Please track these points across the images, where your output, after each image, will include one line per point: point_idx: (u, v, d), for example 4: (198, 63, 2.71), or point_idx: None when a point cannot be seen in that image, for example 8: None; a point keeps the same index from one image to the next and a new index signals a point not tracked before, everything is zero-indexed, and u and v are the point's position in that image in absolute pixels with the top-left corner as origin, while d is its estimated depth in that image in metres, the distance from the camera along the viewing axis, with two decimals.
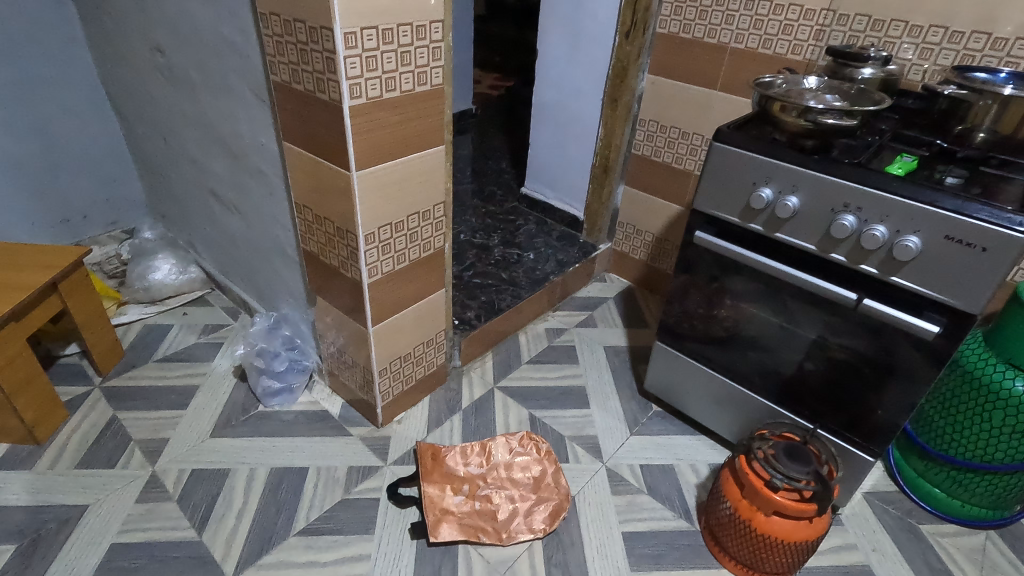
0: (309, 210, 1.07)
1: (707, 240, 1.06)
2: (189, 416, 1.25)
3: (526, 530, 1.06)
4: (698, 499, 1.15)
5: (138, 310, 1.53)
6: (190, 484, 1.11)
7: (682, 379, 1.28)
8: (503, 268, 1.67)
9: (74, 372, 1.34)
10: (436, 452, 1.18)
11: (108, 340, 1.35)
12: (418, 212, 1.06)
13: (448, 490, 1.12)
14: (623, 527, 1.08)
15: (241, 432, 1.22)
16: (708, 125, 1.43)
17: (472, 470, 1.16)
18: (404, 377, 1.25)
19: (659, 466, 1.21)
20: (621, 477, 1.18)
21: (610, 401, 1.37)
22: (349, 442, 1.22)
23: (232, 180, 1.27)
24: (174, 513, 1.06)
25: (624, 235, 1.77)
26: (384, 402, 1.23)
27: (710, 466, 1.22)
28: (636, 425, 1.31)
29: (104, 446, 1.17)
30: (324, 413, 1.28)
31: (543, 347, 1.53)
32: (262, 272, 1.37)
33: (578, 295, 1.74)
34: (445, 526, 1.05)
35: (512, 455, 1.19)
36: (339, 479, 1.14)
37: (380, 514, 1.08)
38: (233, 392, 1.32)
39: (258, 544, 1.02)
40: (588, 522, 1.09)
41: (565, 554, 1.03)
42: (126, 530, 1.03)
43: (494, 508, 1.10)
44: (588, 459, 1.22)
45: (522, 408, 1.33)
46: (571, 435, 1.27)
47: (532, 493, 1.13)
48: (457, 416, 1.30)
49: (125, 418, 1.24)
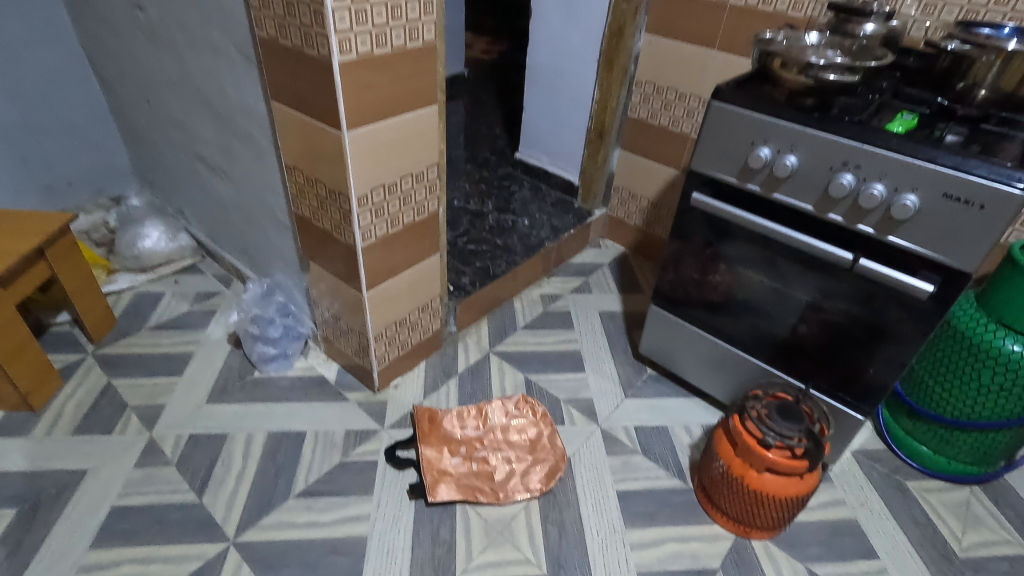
0: (299, 172, 1.04)
1: (703, 202, 1.05)
2: (184, 383, 1.25)
3: (522, 490, 1.07)
4: (691, 458, 1.17)
5: (128, 278, 1.51)
6: (189, 449, 1.11)
7: (676, 343, 1.29)
8: (498, 234, 1.66)
9: (66, 340, 1.33)
10: (433, 416, 1.19)
11: (99, 310, 1.33)
12: (411, 174, 1.04)
13: (445, 452, 1.13)
14: (617, 487, 1.10)
15: (237, 398, 1.22)
16: (706, 86, 1.41)
17: (468, 433, 1.17)
18: (400, 342, 1.25)
19: (653, 427, 1.23)
20: (616, 439, 1.20)
21: (605, 365, 1.38)
22: (347, 406, 1.22)
23: (220, 143, 1.24)
24: (173, 477, 1.06)
25: (620, 200, 1.75)
26: (381, 367, 1.23)
27: (703, 426, 1.24)
28: (631, 388, 1.32)
29: (100, 413, 1.17)
30: (320, 378, 1.29)
31: (538, 312, 1.53)
32: (254, 239, 1.36)
33: (573, 261, 1.74)
34: (443, 487, 1.06)
35: (508, 418, 1.21)
36: (336, 443, 1.14)
37: (378, 476, 1.09)
38: (228, 358, 1.31)
39: (258, 507, 1.03)
40: (584, 483, 1.11)
41: (561, 513, 1.05)
42: (125, 494, 1.03)
43: (491, 469, 1.11)
44: (583, 421, 1.23)
45: (518, 372, 1.34)
46: (566, 398, 1.28)
47: (528, 454, 1.14)
48: (453, 381, 1.30)
49: (121, 386, 1.24)
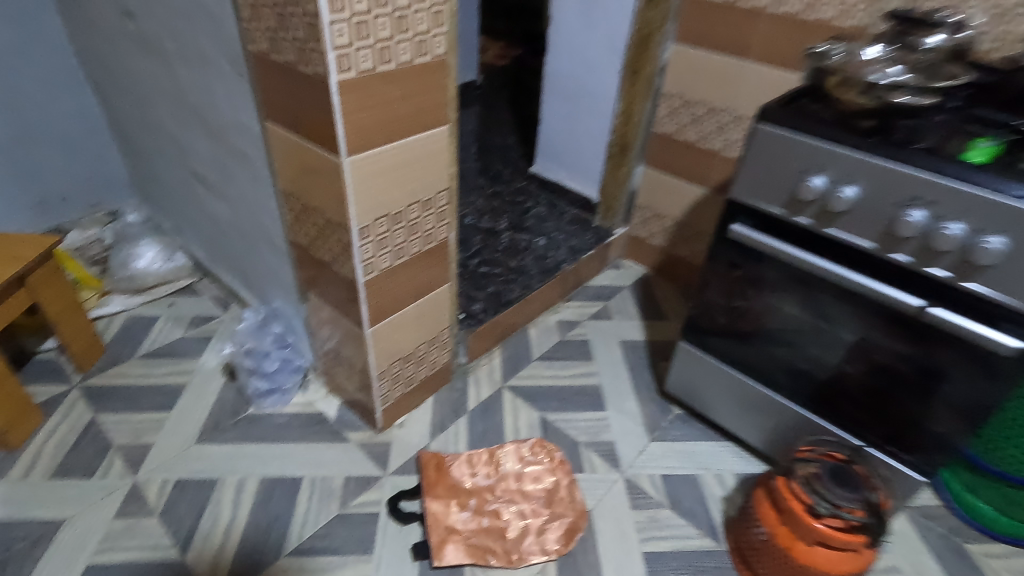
0: (296, 198, 0.95)
1: (744, 235, 0.93)
2: (174, 420, 1.16)
3: (537, 551, 0.97)
4: (725, 514, 1.06)
5: (121, 300, 1.43)
6: (175, 496, 1.02)
7: (706, 383, 1.17)
8: (511, 254, 1.56)
9: (51, 370, 1.25)
10: (439, 463, 1.09)
11: (85, 338, 1.25)
12: (418, 201, 0.95)
13: (453, 505, 1.02)
14: (643, 548, 1.00)
15: (230, 437, 1.13)
16: (740, 100, 1.30)
17: (479, 482, 1.07)
18: (405, 378, 1.15)
19: (681, 476, 1.12)
20: (640, 490, 1.09)
21: (627, 403, 1.27)
22: (347, 448, 1.13)
23: (214, 161, 1.16)
24: (156, 530, 0.97)
25: (642, 219, 1.64)
26: (384, 406, 1.14)
27: (736, 476, 1.13)
28: (656, 430, 1.21)
29: (83, 453, 1.09)
30: (319, 416, 1.19)
31: (555, 341, 1.43)
32: (251, 263, 1.27)
33: (591, 284, 1.63)
34: (450, 547, 0.96)
35: (523, 464, 1.11)
36: (335, 491, 1.05)
37: (380, 532, 0.99)
38: (222, 392, 1.22)
39: (246, 567, 0.93)
40: (606, 543, 0.99)
41: None
42: (103, 549, 0.94)
43: (503, 524, 1.01)
44: (604, 468, 1.12)
45: (533, 411, 1.23)
46: (585, 441, 1.18)
47: (544, 508, 1.04)
48: (463, 420, 1.20)
49: (106, 421, 1.15)
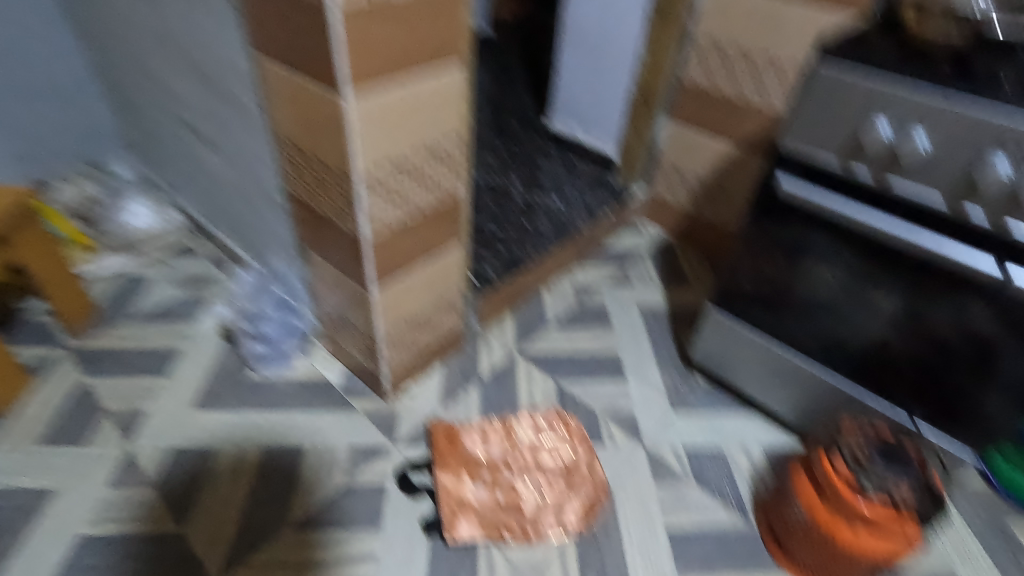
0: (293, 144, 0.86)
1: (793, 190, 0.83)
2: (169, 385, 1.10)
3: (555, 527, 0.91)
4: (753, 489, 1.00)
5: (113, 259, 1.35)
6: (171, 466, 0.97)
7: (735, 351, 1.09)
8: (525, 214, 1.46)
9: (40, 332, 1.18)
10: (451, 434, 1.03)
11: (72, 295, 1.16)
12: (428, 150, 0.85)
13: (466, 477, 0.97)
14: (666, 524, 0.94)
15: (228, 404, 1.07)
16: (780, 45, 1.17)
17: (492, 454, 1.01)
18: (414, 344, 1.08)
19: (706, 449, 1.06)
20: (663, 463, 1.03)
21: (648, 372, 1.20)
22: (353, 417, 1.06)
23: (204, 108, 1.06)
24: (152, 500, 0.92)
25: (664, 178, 1.53)
26: (392, 373, 1.07)
27: (765, 449, 1.06)
28: (679, 400, 1.15)
29: (74, 418, 1.03)
30: (322, 382, 1.12)
31: (571, 307, 1.35)
32: (248, 219, 1.18)
33: (609, 247, 1.53)
34: (463, 522, 0.90)
35: (539, 435, 1.05)
36: (340, 462, 0.99)
37: (388, 506, 0.93)
38: (220, 356, 1.16)
39: (247, 540, 0.88)
40: (627, 520, 0.94)
41: (600, 558, 0.89)
42: (96, 520, 0.89)
43: (519, 498, 0.95)
44: (625, 440, 1.06)
45: (548, 379, 1.17)
46: (604, 411, 1.11)
47: (562, 482, 0.98)
48: (475, 388, 1.13)
49: (98, 386, 1.09)
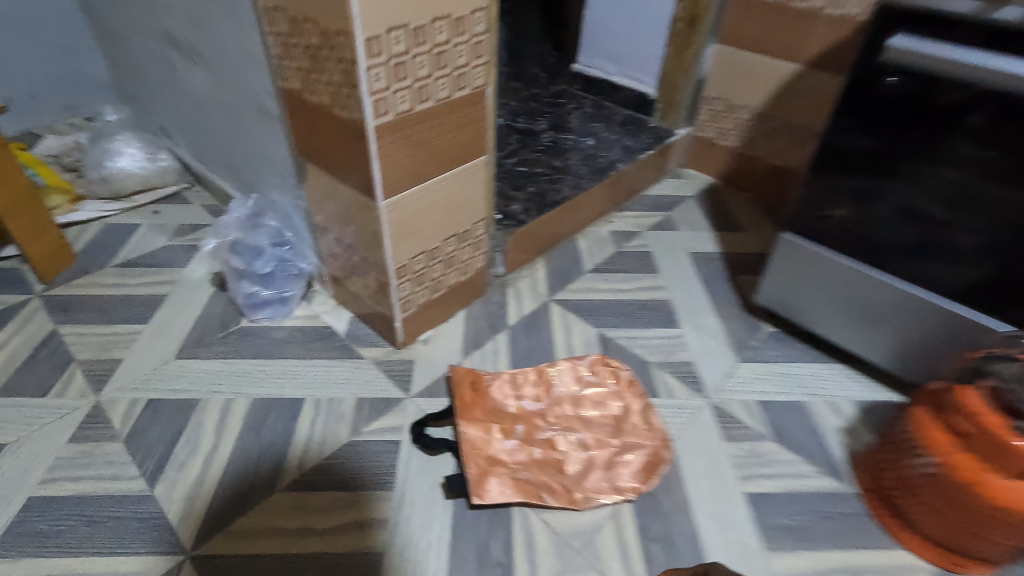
0: (283, 14, 0.71)
1: (912, 48, 0.67)
2: (150, 333, 0.95)
3: (606, 489, 0.74)
4: (847, 448, 0.81)
5: (96, 206, 1.21)
6: (145, 419, 0.81)
7: (814, 289, 0.90)
8: (554, 154, 1.30)
9: (10, 280, 1.04)
10: (476, 381, 0.85)
11: (35, 222, 1.02)
12: (449, 18, 0.69)
13: (495, 431, 0.80)
14: (743, 488, 0.76)
15: (217, 352, 0.92)
16: None
17: (526, 406, 0.84)
18: (431, 281, 0.92)
19: (784, 403, 0.88)
20: (733, 418, 0.85)
21: (705, 320, 1.02)
22: (360, 367, 0.90)
23: (188, 9, 0.92)
24: (118, 457, 0.76)
25: (710, 113, 1.37)
26: (406, 314, 0.91)
27: (856, 403, 0.88)
28: (745, 350, 0.97)
29: (37, 368, 0.88)
30: (326, 330, 0.97)
31: (610, 252, 1.18)
32: (241, 148, 1.04)
33: (647, 194, 1.37)
34: (493, 482, 0.73)
35: (581, 386, 0.87)
36: (344, 415, 0.83)
37: (401, 465, 0.77)
38: (209, 303, 1.01)
39: (231, 502, 0.72)
40: (696, 482, 0.76)
41: (666, 526, 0.71)
42: (50, 479, 0.74)
43: (560, 457, 0.78)
44: (684, 392, 0.88)
45: (588, 326, 1.00)
46: (657, 360, 0.94)
47: (612, 438, 0.80)
48: (503, 336, 0.97)
49: (68, 333, 0.94)
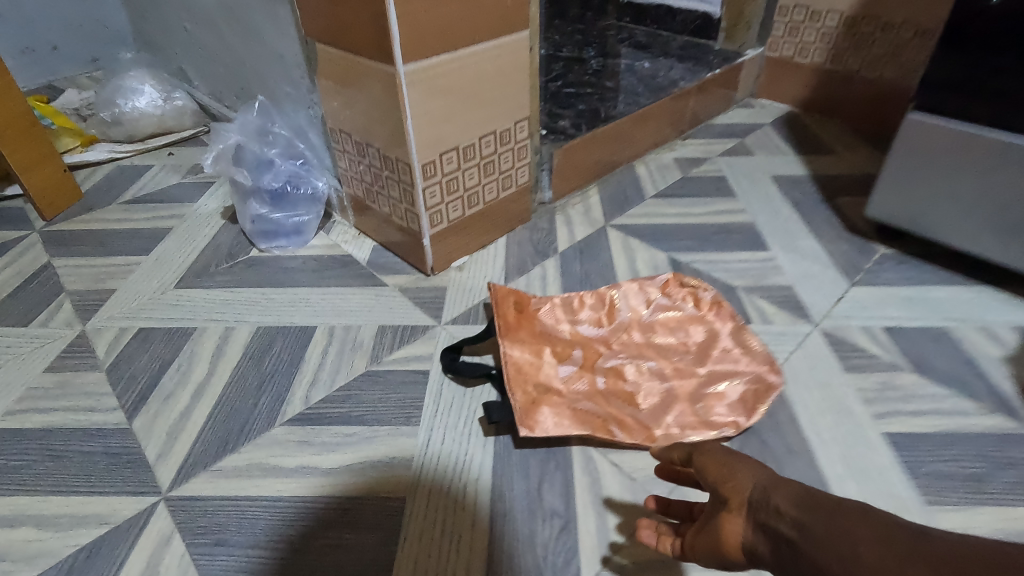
0: None
1: None
2: (150, 264, 0.83)
3: (695, 425, 0.56)
4: (1017, 382, 0.61)
5: (109, 148, 1.12)
6: (132, 348, 0.69)
7: (956, 179, 0.71)
8: (606, 77, 1.14)
9: (10, 217, 0.95)
10: (522, 301, 0.68)
11: (38, 152, 0.93)
12: None
13: (547, 356, 0.63)
14: (881, 429, 0.57)
15: (221, 281, 0.79)
16: None
17: (584, 331, 0.67)
18: (465, 191, 0.77)
19: (919, 329, 0.68)
20: (855, 346, 0.66)
21: (801, 242, 0.83)
22: (383, 294, 0.76)
23: None
24: (96, 388, 0.64)
25: (787, 27, 1.19)
26: (436, 230, 0.76)
27: (1017, 329, 0.67)
28: (857, 273, 0.77)
29: (23, 299, 0.78)
30: (345, 258, 0.83)
31: (675, 178, 1.00)
32: (254, 63, 0.92)
33: (714, 123, 1.19)
34: (547, 412, 0.57)
35: (652, 310, 0.70)
36: (363, 343, 0.69)
37: (430, 398, 0.61)
38: (218, 235, 0.89)
39: (220, 437, 0.58)
40: (813, 419, 0.57)
41: (779, 472, 0.53)
42: (18, 410, 0.62)
43: (631, 387, 0.61)
44: (785, 318, 0.70)
45: (656, 251, 0.82)
46: (746, 285, 0.76)
47: (697, 367, 0.63)
48: (553, 261, 0.81)
49: (63, 266, 0.84)
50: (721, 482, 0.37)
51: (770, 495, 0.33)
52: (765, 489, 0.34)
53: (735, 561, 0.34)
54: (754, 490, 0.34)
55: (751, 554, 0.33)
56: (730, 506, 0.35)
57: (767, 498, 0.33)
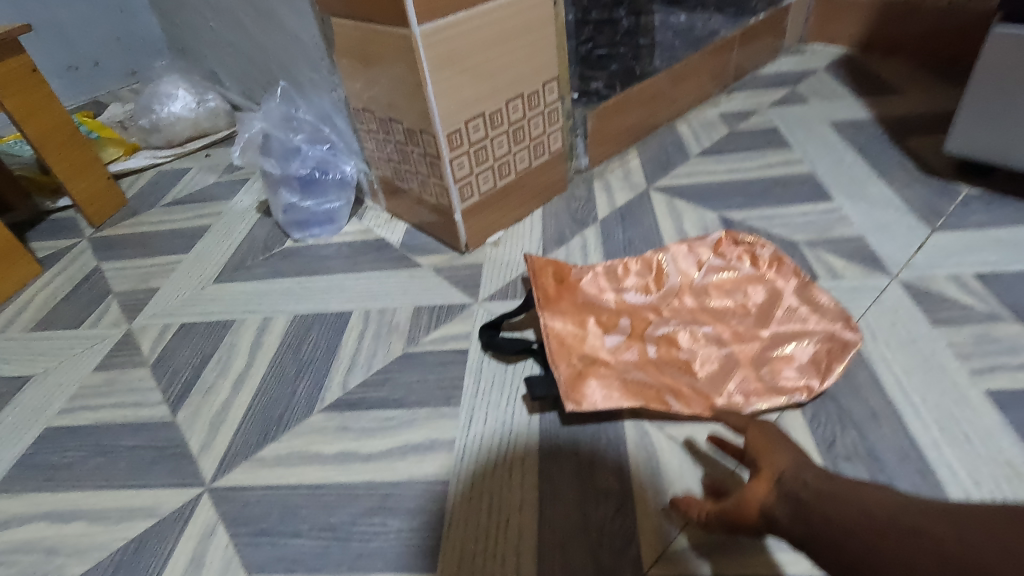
0: None
1: None
2: (190, 261, 0.84)
3: (761, 392, 0.51)
4: None
5: (150, 154, 1.14)
6: (175, 344, 0.69)
7: None
8: None
9: (61, 227, 0.98)
10: (561, 271, 0.64)
11: (72, 165, 0.94)
12: None
13: (592, 326, 0.59)
14: (981, 386, 0.49)
15: (257, 273, 0.79)
16: None
17: (631, 299, 0.63)
18: (494, 161, 0.73)
19: (1020, 274, 0.59)
20: (943, 297, 0.58)
21: (870, 190, 0.75)
22: (418, 275, 0.73)
23: None
24: (142, 383, 0.64)
25: None
26: (467, 204, 0.72)
27: None
28: (940, 218, 0.69)
29: (74, 303, 0.79)
30: (378, 242, 0.81)
31: (722, 134, 0.93)
32: (276, 53, 0.91)
33: (761, 73, 1.10)
34: (594, 385, 0.53)
35: (704, 272, 0.64)
36: (399, 326, 0.66)
37: (470, 378, 0.58)
38: (253, 229, 0.88)
39: (261, 427, 0.57)
40: (898, 378, 0.51)
41: (862, 440, 0.47)
42: (70, 409, 0.63)
43: (686, 355, 0.56)
44: (857, 272, 0.63)
45: (704, 211, 0.76)
46: (810, 240, 0.68)
47: (758, 330, 0.57)
48: (593, 230, 0.76)
49: (110, 269, 0.86)
50: (758, 454, 0.39)
51: (802, 476, 0.35)
52: (798, 470, 0.36)
53: (748, 521, 0.36)
54: (788, 469, 0.36)
55: (768, 517, 0.35)
56: (762, 475, 0.36)
57: (800, 475, 0.35)
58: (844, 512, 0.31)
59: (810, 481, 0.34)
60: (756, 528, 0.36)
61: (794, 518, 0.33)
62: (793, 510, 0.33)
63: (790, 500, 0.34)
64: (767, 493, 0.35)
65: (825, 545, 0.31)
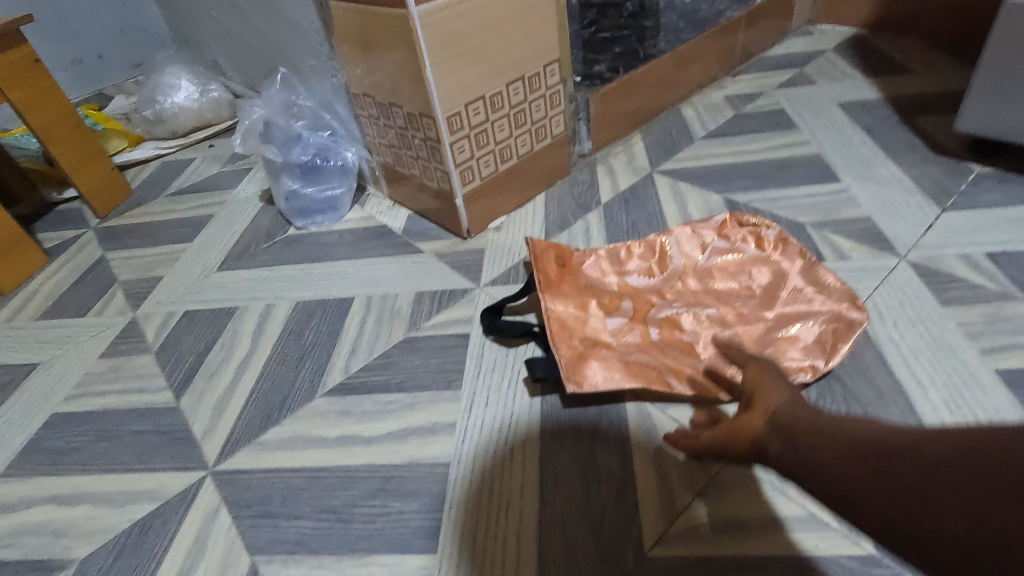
0: None
1: None
2: (194, 250, 0.84)
3: None
4: None
5: (154, 145, 1.15)
6: (179, 331, 0.69)
7: None
8: None
9: (68, 218, 0.99)
10: (563, 254, 0.63)
11: (75, 157, 0.94)
12: None
13: (594, 309, 0.59)
14: (991, 365, 0.48)
15: (260, 261, 0.79)
16: None
17: (634, 282, 0.62)
18: (495, 145, 0.72)
19: None
20: (954, 278, 0.57)
21: (879, 170, 0.74)
22: (419, 261, 0.73)
23: None
24: (146, 370, 0.65)
25: None
26: (468, 189, 0.72)
27: None
28: (951, 198, 0.67)
29: (80, 292, 0.80)
30: (380, 229, 0.81)
31: (727, 116, 0.92)
32: (277, 40, 0.91)
33: (768, 56, 1.08)
34: (596, 367, 0.52)
35: (708, 254, 0.63)
36: (401, 311, 0.66)
37: (471, 362, 0.58)
38: (256, 217, 0.89)
39: (263, 412, 0.57)
40: (906, 359, 0.50)
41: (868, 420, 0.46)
42: (76, 395, 0.63)
43: (689, 337, 0.55)
44: (865, 253, 0.61)
45: (709, 193, 0.75)
46: (816, 221, 0.67)
47: (763, 312, 0.56)
48: (595, 214, 0.75)
49: (115, 258, 0.86)
50: (754, 392, 0.36)
51: (794, 410, 0.33)
52: (793, 405, 0.33)
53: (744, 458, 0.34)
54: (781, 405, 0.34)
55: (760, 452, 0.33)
56: (755, 411, 0.35)
57: (793, 410, 0.33)
58: (833, 441, 0.29)
59: (804, 414, 0.32)
60: (747, 458, 0.34)
61: (783, 448, 0.31)
62: (784, 439, 0.31)
63: (782, 430, 0.32)
64: (760, 424, 0.33)
65: (810, 473, 0.29)
